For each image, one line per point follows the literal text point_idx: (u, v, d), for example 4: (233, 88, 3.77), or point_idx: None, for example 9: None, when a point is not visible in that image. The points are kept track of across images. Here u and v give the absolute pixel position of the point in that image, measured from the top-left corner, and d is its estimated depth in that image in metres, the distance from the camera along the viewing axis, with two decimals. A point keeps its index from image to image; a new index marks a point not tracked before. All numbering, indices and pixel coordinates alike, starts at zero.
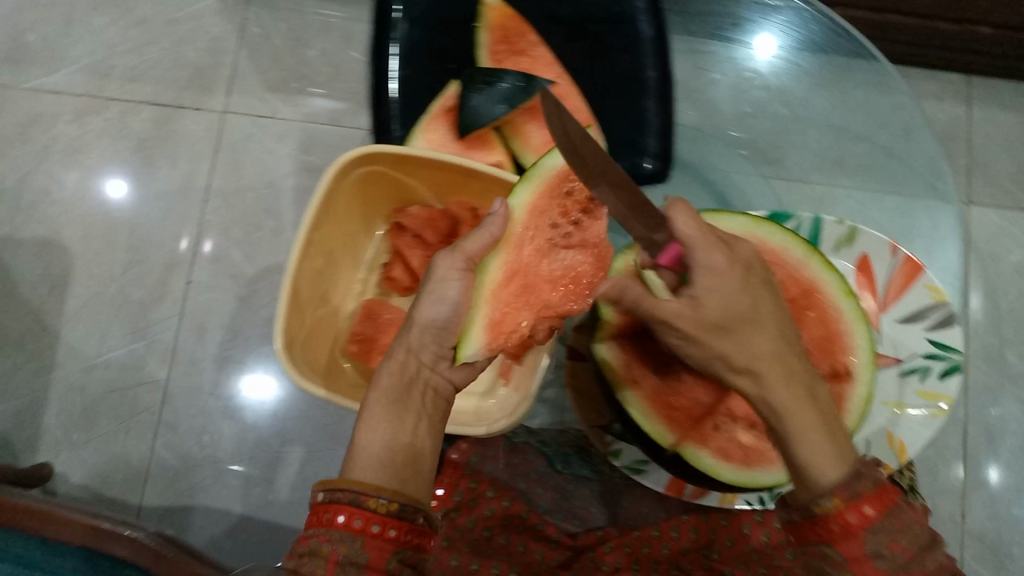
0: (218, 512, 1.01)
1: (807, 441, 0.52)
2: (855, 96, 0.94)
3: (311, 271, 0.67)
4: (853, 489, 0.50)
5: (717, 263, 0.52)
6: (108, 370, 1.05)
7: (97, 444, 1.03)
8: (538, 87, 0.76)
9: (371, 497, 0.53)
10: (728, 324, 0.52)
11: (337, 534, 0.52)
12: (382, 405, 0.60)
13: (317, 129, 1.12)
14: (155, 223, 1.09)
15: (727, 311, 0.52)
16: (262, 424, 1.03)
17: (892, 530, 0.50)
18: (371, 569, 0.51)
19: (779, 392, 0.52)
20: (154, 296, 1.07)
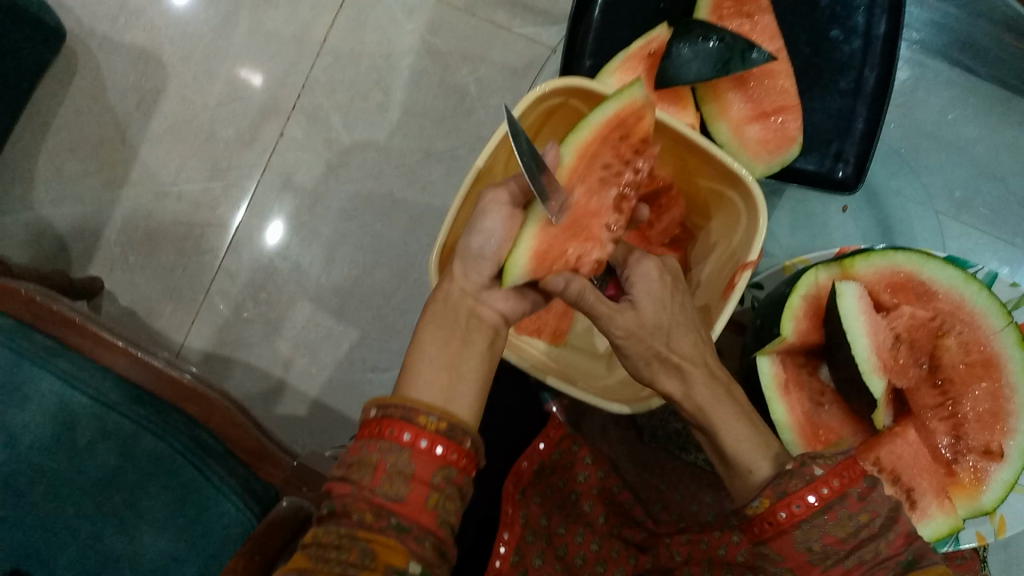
0: (258, 373, 0.99)
1: (733, 430, 0.50)
2: (1020, 141, 0.78)
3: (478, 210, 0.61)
4: (778, 487, 0.47)
5: (651, 270, 0.53)
6: (178, 201, 1.02)
7: (152, 272, 1.00)
8: (758, 57, 0.58)
9: (422, 413, 0.47)
10: (657, 335, 0.51)
11: (386, 445, 0.46)
12: (442, 330, 0.52)
13: (450, 10, 1.04)
14: (260, 63, 1.03)
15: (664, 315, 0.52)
16: (321, 298, 1.00)
17: (828, 524, 0.46)
18: (418, 481, 0.45)
19: (698, 389, 0.51)
20: (242, 139, 1.02)
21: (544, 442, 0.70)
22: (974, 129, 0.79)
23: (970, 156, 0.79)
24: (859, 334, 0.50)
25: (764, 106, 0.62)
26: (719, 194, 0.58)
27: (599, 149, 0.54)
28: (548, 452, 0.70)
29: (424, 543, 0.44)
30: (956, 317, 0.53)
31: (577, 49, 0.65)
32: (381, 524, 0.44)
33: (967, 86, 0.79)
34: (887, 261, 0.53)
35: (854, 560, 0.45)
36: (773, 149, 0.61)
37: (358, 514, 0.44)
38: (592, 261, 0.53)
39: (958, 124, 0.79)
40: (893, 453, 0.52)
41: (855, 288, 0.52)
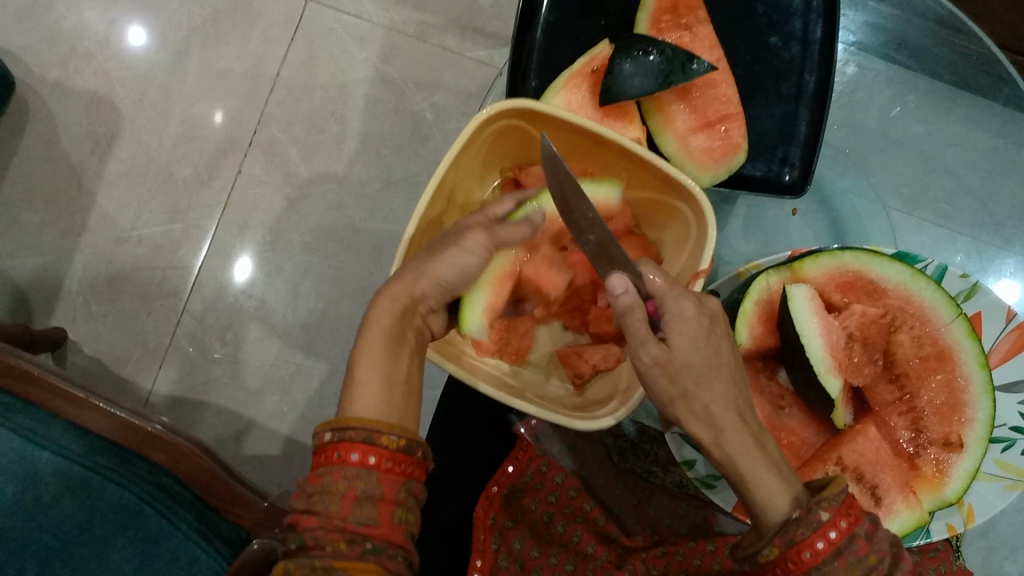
0: (230, 414, 0.98)
1: (755, 474, 0.48)
2: (967, 133, 0.81)
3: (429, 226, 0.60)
4: (787, 536, 0.46)
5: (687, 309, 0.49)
6: (138, 245, 1.01)
7: (117, 319, 1.00)
8: (702, 67, 0.60)
9: (383, 434, 0.47)
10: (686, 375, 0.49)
11: (350, 470, 0.46)
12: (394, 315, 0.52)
13: (401, 39, 1.05)
14: (213, 101, 1.03)
15: (699, 357, 0.49)
16: (288, 334, 1.00)
17: (838, 569, 0.45)
18: (386, 502, 0.46)
19: (729, 438, 0.49)
20: (200, 179, 1.02)
21: (514, 465, 0.70)
22: (924, 123, 0.82)
23: (916, 150, 0.81)
24: (810, 335, 0.51)
25: (708, 115, 0.63)
26: (667, 204, 0.59)
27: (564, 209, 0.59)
28: (518, 475, 0.70)
29: (397, 560, 0.46)
30: (907, 312, 0.54)
31: (521, 70, 0.65)
32: (355, 551, 0.44)
33: (913, 85, 0.81)
34: (837, 261, 0.53)
35: None
36: (719, 158, 0.62)
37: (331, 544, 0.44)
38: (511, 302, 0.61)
39: (902, 122, 0.81)
40: (856, 450, 0.53)
41: (804, 290, 0.53)
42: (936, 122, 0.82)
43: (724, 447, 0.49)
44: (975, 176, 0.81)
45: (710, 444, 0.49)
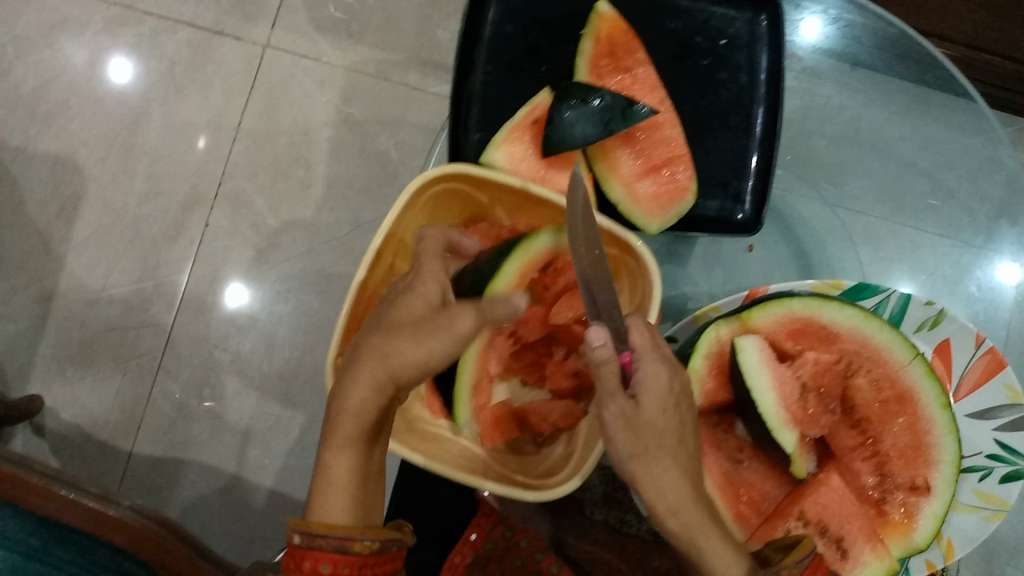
0: (211, 470, 0.98)
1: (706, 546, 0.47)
2: (935, 135, 0.82)
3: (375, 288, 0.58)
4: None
5: (659, 375, 0.47)
6: (110, 306, 1.00)
7: (92, 382, 0.99)
8: (644, 111, 0.59)
9: (355, 540, 0.44)
10: (650, 437, 0.47)
11: None
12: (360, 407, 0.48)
13: (362, 79, 1.04)
14: (176, 155, 1.02)
15: (665, 419, 0.47)
16: (266, 386, 0.99)
17: None
18: None
19: (684, 509, 0.47)
20: (168, 234, 1.01)
21: (475, 532, 0.71)
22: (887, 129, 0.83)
23: (894, 156, 0.82)
24: (762, 390, 0.50)
25: (654, 158, 0.62)
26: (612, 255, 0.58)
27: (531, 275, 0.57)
28: (481, 542, 0.71)
29: None
30: (863, 354, 0.52)
31: (462, 121, 0.63)
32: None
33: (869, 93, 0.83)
34: (785, 309, 0.52)
35: None
36: (666, 204, 0.60)
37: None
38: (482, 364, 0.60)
39: (876, 129, 0.82)
40: (819, 501, 0.52)
41: (754, 341, 0.51)
42: (914, 127, 0.82)
43: (677, 518, 0.47)
44: (952, 177, 0.80)
45: (663, 516, 0.47)
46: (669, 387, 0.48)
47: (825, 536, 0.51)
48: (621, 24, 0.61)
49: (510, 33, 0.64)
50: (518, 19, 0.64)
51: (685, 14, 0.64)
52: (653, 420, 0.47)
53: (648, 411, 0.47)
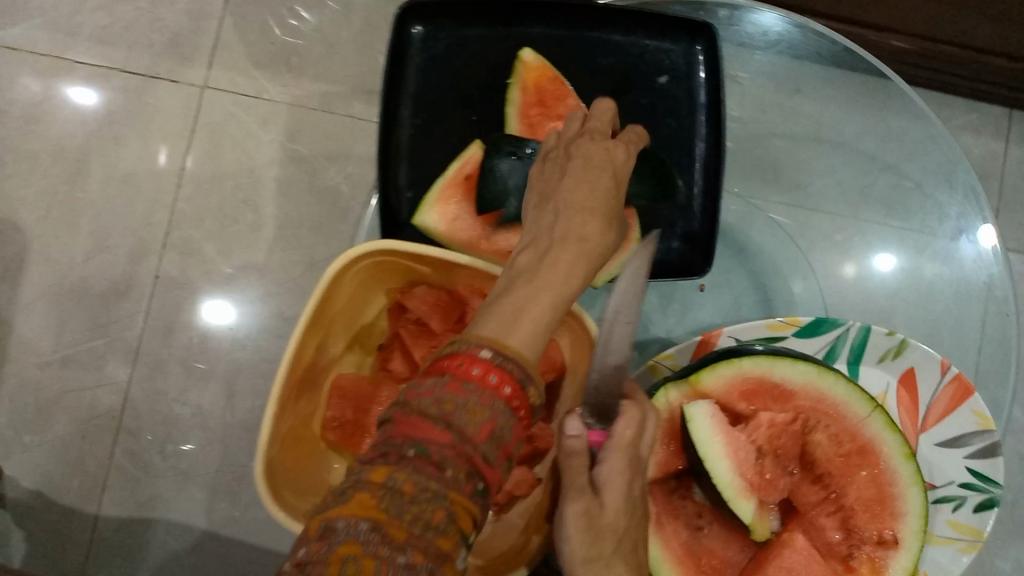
0: (181, 527, 0.96)
1: None
2: (891, 130, 0.86)
3: (310, 360, 0.55)
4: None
5: (620, 473, 0.45)
6: (64, 368, 0.97)
7: (52, 447, 0.96)
8: None
9: None
10: (608, 537, 0.45)
11: None
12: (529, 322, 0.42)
13: (305, 113, 1.00)
14: (119, 206, 0.99)
15: (625, 521, 0.45)
16: (231, 437, 0.97)
17: None
18: None
19: None
20: (117, 289, 0.98)
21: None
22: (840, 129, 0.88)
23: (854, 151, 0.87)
24: (715, 459, 0.48)
25: None
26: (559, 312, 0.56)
27: None
28: None
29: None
30: (818, 408, 0.50)
31: (392, 181, 0.61)
32: (467, 489, 0.36)
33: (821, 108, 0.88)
34: (735, 368, 0.50)
35: None
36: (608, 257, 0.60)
37: (451, 471, 0.35)
38: None
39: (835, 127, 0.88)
40: (785, 566, 0.50)
41: (704, 407, 0.49)
42: (870, 124, 0.87)
43: None
44: (917, 169, 0.85)
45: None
46: (629, 474, 0.46)
47: None
48: (547, 71, 0.62)
49: (437, 86, 0.63)
50: (444, 70, 0.63)
51: (616, 53, 0.64)
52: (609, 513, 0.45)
53: (611, 502, 0.45)
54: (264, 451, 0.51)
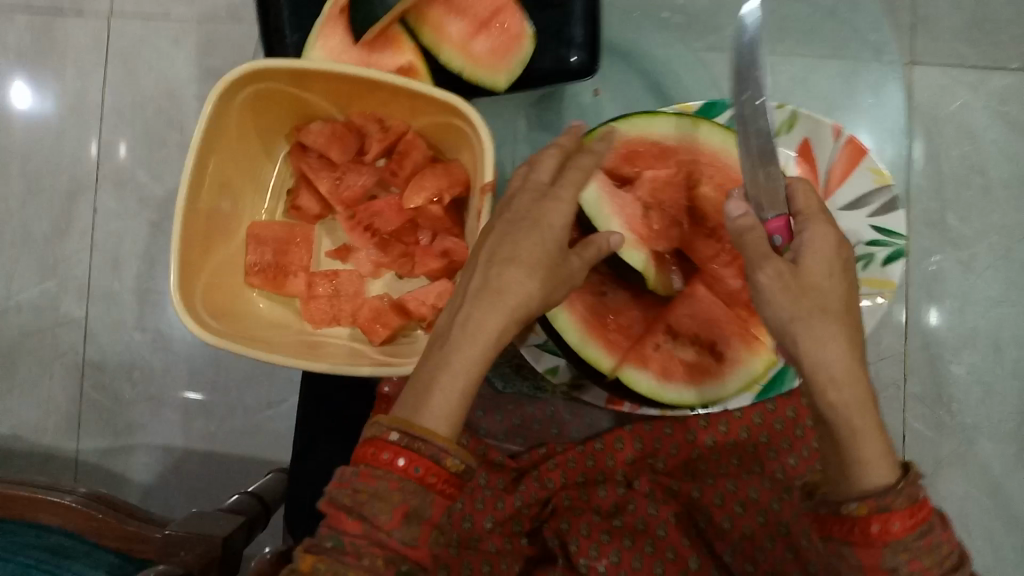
0: (160, 449, 0.98)
1: (861, 432, 0.48)
2: None
3: (212, 200, 0.56)
4: (884, 502, 0.48)
5: (818, 240, 0.51)
6: (19, 313, 0.99)
7: (22, 390, 0.98)
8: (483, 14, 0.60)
9: (451, 456, 0.45)
10: (818, 298, 0.49)
11: (397, 480, 0.44)
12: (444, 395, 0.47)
13: (215, 28, 1.01)
14: (48, 148, 1.00)
15: (829, 283, 0.49)
16: (194, 355, 0.99)
17: (917, 550, 0.48)
18: (427, 525, 0.45)
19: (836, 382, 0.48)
20: (59, 229, 0.99)
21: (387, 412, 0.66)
22: None
23: None
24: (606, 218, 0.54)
25: (481, 14, 0.61)
26: (449, 124, 0.57)
27: (419, 180, 0.58)
28: None
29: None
30: (700, 163, 0.57)
31: (273, 27, 0.63)
32: (389, 551, 0.44)
33: None
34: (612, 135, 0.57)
35: None
36: (506, 55, 0.60)
37: (377, 512, 0.44)
38: (370, 267, 0.61)
39: None
40: (682, 313, 0.58)
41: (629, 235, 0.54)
42: None
43: (825, 403, 0.48)
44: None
45: (825, 388, 0.48)
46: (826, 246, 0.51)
47: (693, 343, 0.58)
48: None
49: None
50: None
51: None
52: (823, 287, 0.49)
53: (813, 261, 0.50)
54: (178, 290, 0.52)
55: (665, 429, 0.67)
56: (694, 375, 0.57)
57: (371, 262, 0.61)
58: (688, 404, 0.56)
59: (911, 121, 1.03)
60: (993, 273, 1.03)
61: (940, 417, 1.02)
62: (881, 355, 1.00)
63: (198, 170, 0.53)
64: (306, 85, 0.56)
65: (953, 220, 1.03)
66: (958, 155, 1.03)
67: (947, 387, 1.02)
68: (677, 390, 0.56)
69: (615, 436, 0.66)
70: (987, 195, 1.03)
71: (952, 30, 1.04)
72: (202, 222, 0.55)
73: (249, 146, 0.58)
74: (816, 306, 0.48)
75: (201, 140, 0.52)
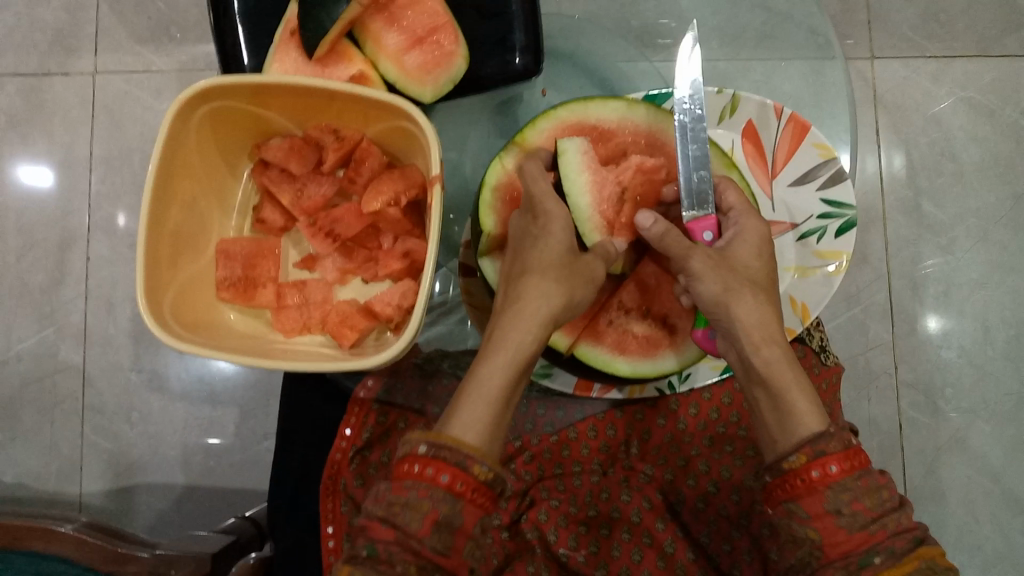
0: (161, 487, 0.99)
1: (785, 386, 0.53)
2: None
3: (177, 215, 0.58)
4: (818, 447, 0.49)
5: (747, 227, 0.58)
6: (19, 363, 1.01)
7: (24, 438, 1.00)
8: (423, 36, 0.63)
9: (477, 462, 0.45)
10: (735, 275, 0.56)
11: (433, 490, 0.44)
12: (478, 408, 0.48)
13: (194, 77, 1.05)
14: (42, 202, 1.03)
15: (755, 263, 0.57)
16: (189, 392, 1.01)
17: (857, 491, 0.49)
18: (462, 535, 0.44)
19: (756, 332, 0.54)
20: (55, 279, 1.02)
21: (351, 427, 0.70)
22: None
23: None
24: (580, 195, 0.58)
25: (418, 31, 0.63)
26: (400, 129, 0.60)
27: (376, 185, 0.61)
28: (358, 436, 0.70)
29: None
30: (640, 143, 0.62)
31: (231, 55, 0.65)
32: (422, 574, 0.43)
33: None
34: (553, 121, 0.61)
35: (879, 527, 0.48)
36: (434, 70, 0.62)
37: (408, 521, 0.43)
38: (336, 273, 0.63)
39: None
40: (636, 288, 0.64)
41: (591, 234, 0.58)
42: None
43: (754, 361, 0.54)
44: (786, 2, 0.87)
45: (752, 346, 0.54)
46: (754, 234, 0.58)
47: (647, 319, 0.64)
48: None
49: None
50: None
51: None
52: (749, 266, 0.57)
53: (740, 246, 0.58)
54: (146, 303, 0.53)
55: (637, 415, 0.72)
56: (646, 349, 0.63)
57: (337, 268, 0.63)
58: (660, 372, 0.63)
59: (875, 111, 1.04)
60: (974, 256, 1.02)
61: (935, 404, 1.00)
62: (868, 347, 1.00)
63: (159, 183, 0.55)
64: (261, 100, 0.58)
65: (929, 207, 1.03)
66: (927, 143, 1.03)
67: (937, 374, 1.01)
68: (630, 363, 0.62)
69: (588, 424, 0.71)
70: (961, 179, 1.03)
71: (908, 22, 1.04)
72: (168, 237, 0.57)
73: (211, 165, 0.61)
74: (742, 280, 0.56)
75: (161, 155, 0.55)
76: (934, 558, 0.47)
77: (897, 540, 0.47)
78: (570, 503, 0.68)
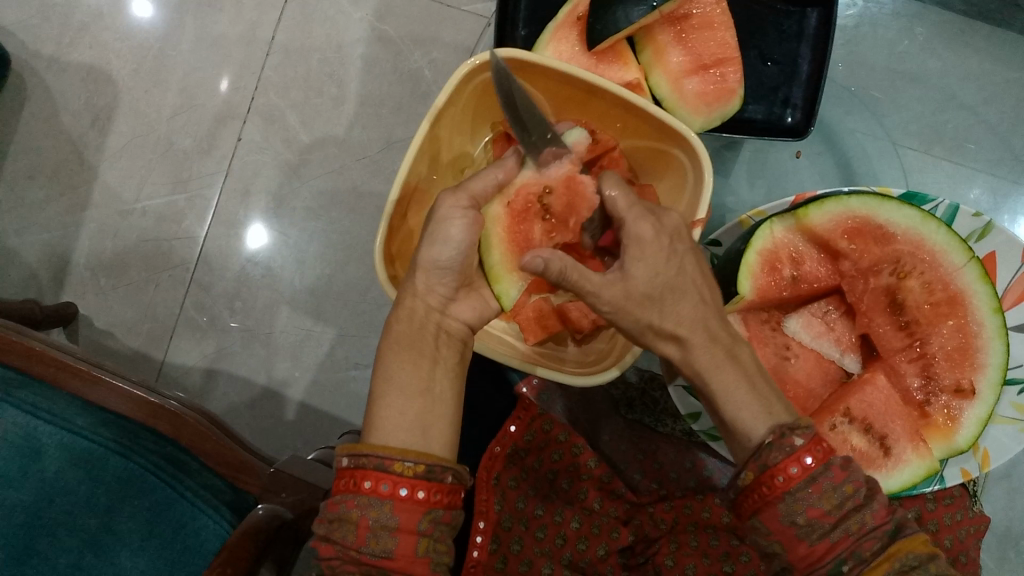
0: (242, 382, 0.99)
1: (733, 398, 0.53)
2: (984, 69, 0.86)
3: (424, 170, 0.61)
4: (761, 461, 0.50)
5: (645, 233, 0.52)
6: (142, 218, 1.01)
7: (125, 290, 1.00)
8: (714, 63, 0.67)
9: (396, 461, 0.49)
10: (646, 293, 0.53)
11: (365, 499, 0.49)
12: (397, 417, 0.52)
13: None
14: (211, 69, 1.02)
15: (655, 278, 0.52)
16: (297, 300, 1.00)
17: (812, 497, 0.49)
18: (404, 532, 0.49)
19: (696, 356, 0.54)
20: (201, 148, 1.01)
21: (515, 424, 0.73)
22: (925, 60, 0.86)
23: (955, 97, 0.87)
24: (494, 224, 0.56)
25: (704, 58, 0.67)
26: (660, 151, 0.61)
27: None
28: (520, 434, 0.73)
29: None
30: (914, 255, 0.59)
31: (509, 21, 0.72)
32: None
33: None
34: (842, 207, 0.59)
35: (839, 533, 0.49)
36: (712, 103, 0.66)
37: (344, 534, 0.49)
38: None
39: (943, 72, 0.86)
40: (863, 400, 0.61)
41: (497, 212, 0.57)
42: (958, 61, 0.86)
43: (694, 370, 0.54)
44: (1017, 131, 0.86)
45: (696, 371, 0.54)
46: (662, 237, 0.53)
47: (870, 434, 0.61)
48: None
49: None
50: None
51: None
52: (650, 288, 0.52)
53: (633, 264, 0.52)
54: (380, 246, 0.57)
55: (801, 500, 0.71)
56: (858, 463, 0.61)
57: None
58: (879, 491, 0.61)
59: None
60: None
61: None
62: None
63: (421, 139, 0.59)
64: (536, 82, 0.60)
65: None
66: None
67: None
68: None
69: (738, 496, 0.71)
70: None
71: None
72: (409, 189, 0.60)
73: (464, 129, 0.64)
74: (675, 289, 0.53)
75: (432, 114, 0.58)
76: (911, 552, 0.48)
77: (865, 542, 0.48)
78: (703, 556, 0.67)
